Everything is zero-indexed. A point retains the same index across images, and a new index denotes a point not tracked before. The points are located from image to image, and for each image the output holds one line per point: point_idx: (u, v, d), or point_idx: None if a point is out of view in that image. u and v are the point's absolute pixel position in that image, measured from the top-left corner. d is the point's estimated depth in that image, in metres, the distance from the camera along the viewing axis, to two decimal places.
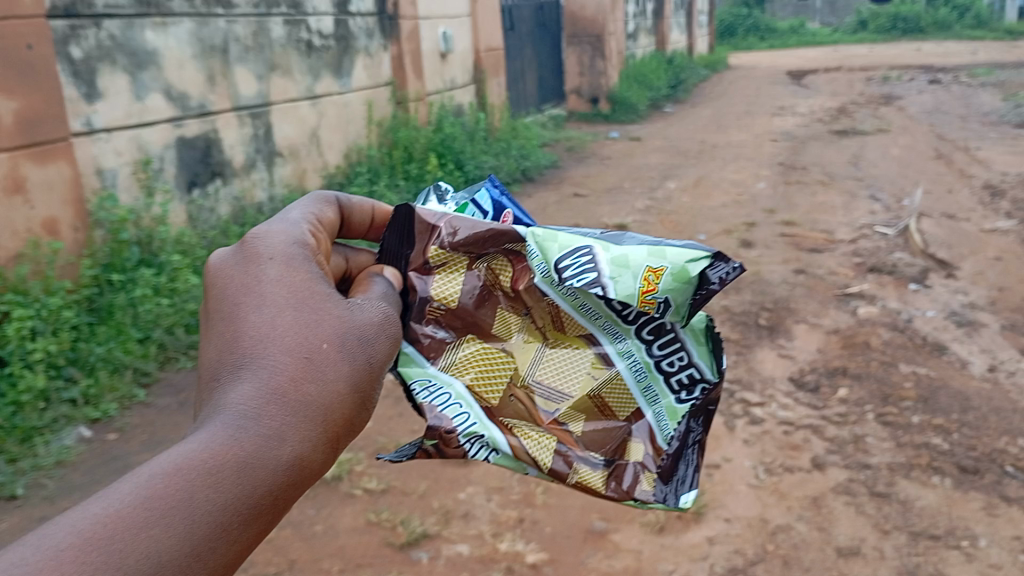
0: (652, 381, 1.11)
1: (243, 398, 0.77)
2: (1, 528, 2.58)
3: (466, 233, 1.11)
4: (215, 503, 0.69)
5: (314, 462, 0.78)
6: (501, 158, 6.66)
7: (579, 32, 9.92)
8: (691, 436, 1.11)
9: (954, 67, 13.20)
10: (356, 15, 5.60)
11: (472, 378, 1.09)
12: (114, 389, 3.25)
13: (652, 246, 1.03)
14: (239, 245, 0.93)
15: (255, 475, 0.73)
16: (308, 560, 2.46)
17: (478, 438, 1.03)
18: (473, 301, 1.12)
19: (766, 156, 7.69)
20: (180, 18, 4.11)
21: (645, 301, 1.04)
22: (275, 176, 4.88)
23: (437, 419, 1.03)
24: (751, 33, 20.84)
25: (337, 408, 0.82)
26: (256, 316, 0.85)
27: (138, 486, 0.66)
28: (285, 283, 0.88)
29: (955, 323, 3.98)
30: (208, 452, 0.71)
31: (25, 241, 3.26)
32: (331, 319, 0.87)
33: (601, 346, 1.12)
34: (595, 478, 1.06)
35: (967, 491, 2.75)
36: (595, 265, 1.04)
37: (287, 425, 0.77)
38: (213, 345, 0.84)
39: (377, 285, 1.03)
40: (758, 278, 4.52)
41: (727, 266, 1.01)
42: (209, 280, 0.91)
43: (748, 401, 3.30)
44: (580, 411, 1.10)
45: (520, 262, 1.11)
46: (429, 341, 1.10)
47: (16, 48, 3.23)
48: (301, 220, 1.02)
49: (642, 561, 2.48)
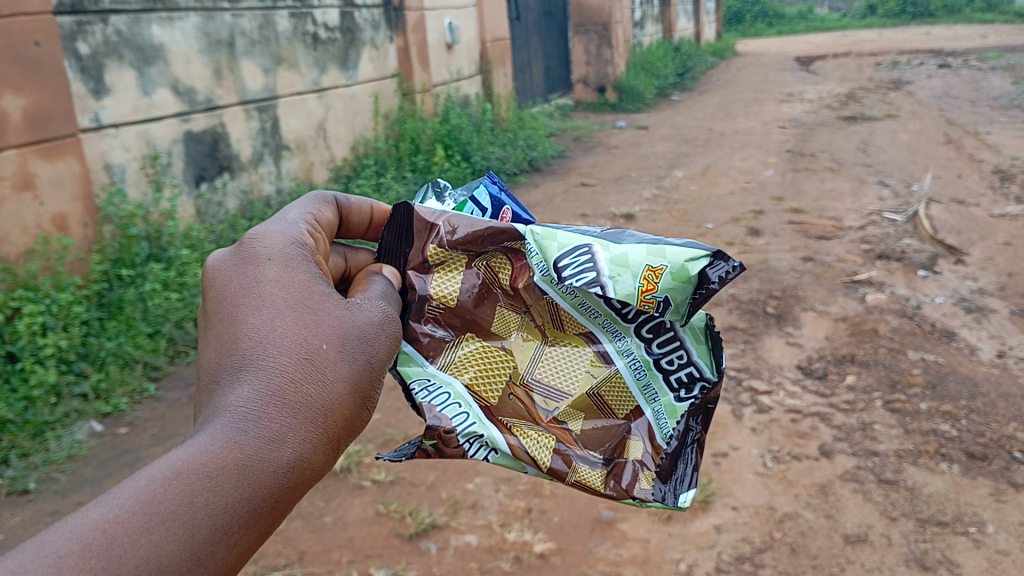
0: (652, 379, 1.11)
1: (242, 401, 0.78)
2: (14, 523, 2.61)
3: (464, 231, 1.11)
4: (215, 506, 0.70)
5: (314, 463, 0.79)
6: (508, 149, 6.64)
7: (585, 21, 9.89)
8: (691, 434, 1.09)
9: (964, 52, 13.08)
10: (362, 6, 5.59)
11: (471, 377, 1.08)
12: (124, 384, 3.27)
13: (652, 244, 1.03)
14: (237, 246, 0.93)
15: (255, 477, 0.73)
16: (317, 551, 2.47)
17: (477, 438, 1.00)
18: (472, 299, 1.13)
19: (774, 143, 7.65)
20: (186, 13, 4.11)
21: (645, 300, 1.04)
22: (283, 169, 4.88)
23: (436, 420, 1.01)
24: (759, 20, 20.68)
25: (338, 409, 0.82)
26: (255, 317, 0.85)
27: (138, 491, 0.67)
28: (284, 284, 0.89)
29: (964, 308, 3.96)
30: (207, 456, 0.72)
31: (35, 237, 3.29)
32: (331, 319, 0.87)
33: (601, 344, 1.12)
34: (594, 477, 1.04)
35: (975, 477, 2.74)
36: (595, 264, 1.04)
37: (287, 426, 0.78)
38: (213, 346, 0.84)
39: (377, 284, 1.04)
40: (766, 267, 4.50)
41: (726, 265, 1.01)
42: (208, 281, 0.92)
43: (756, 389, 3.29)
44: (580, 410, 1.10)
45: (519, 260, 1.12)
46: (428, 340, 1.10)
47: (24, 45, 3.25)
48: (299, 220, 1.02)
49: (649, 549, 2.49)
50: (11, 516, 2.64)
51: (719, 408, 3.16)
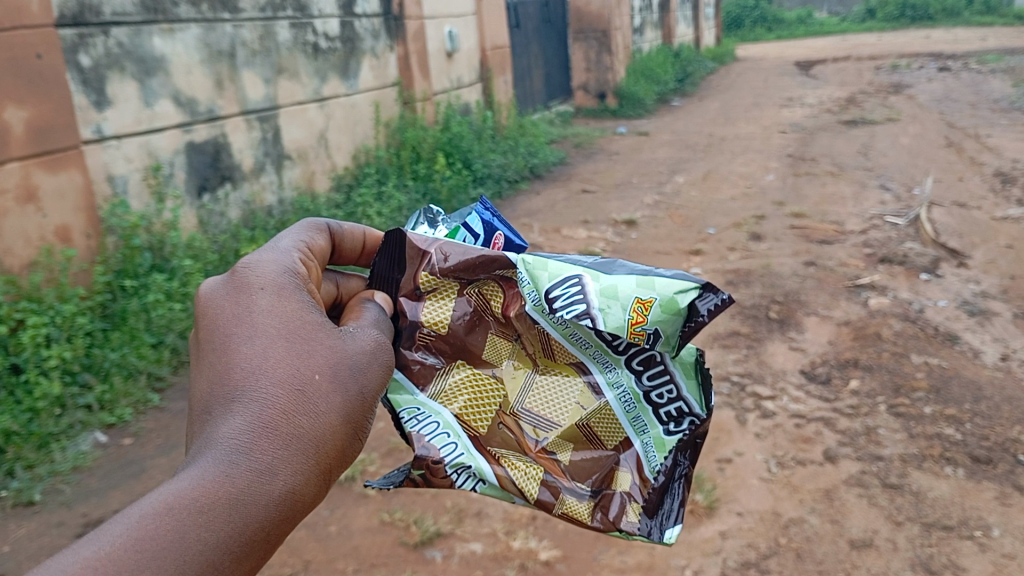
0: (641, 412, 1.11)
1: (233, 433, 0.78)
2: (18, 534, 2.61)
3: (457, 258, 1.10)
4: (207, 542, 0.70)
5: (305, 495, 0.79)
6: (509, 156, 6.67)
7: (585, 27, 9.94)
8: (678, 469, 1.08)
9: (964, 55, 13.10)
10: (362, 16, 5.62)
11: (461, 407, 1.09)
12: (128, 395, 3.26)
13: (642, 276, 1.02)
14: (229, 274, 0.94)
15: (246, 511, 0.74)
16: (323, 560, 2.47)
17: (465, 469, 1.03)
18: (463, 326, 1.13)
19: (775, 148, 7.67)
20: (187, 24, 4.13)
21: (635, 332, 1.02)
22: (284, 178, 4.89)
23: (425, 450, 1.03)
24: (758, 25, 20.73)
25: (330, 440, 0.83)
26: (248, 346, 0.85)
27: (129, 528, 0.67)
28: (276, 313, 0.89)
29: (967, 312, 3.96)
30: (198, 490, 0.72)
31: (38, 249, 3.31)
32: (324, 349, 0.88)
33: (591, 375, 1.12)
34: (581, 509, 1.05)
35: (981, 481, 2.74)
36: (585, 295, 1.03)
37: (279, 458, 0.78)
38: (204, 376, 0.85)
39: (369, 311, 1.05)
40: (768, 271, 4.51)
41: (716, 297, 0.99)
42: (199, 310, 0.92)
43: (759, 394, 3.29)
44: (569, 440, 1.10)
45: (511, 288, 1.11)
46: (419, 367, 1.11)
47: (26, 58, 3.27)
48: (291, 248, 1.02)
49: (655, 556, 2.48)
50: (16, 528, 2.64)
51: (723, 414, 3.16)
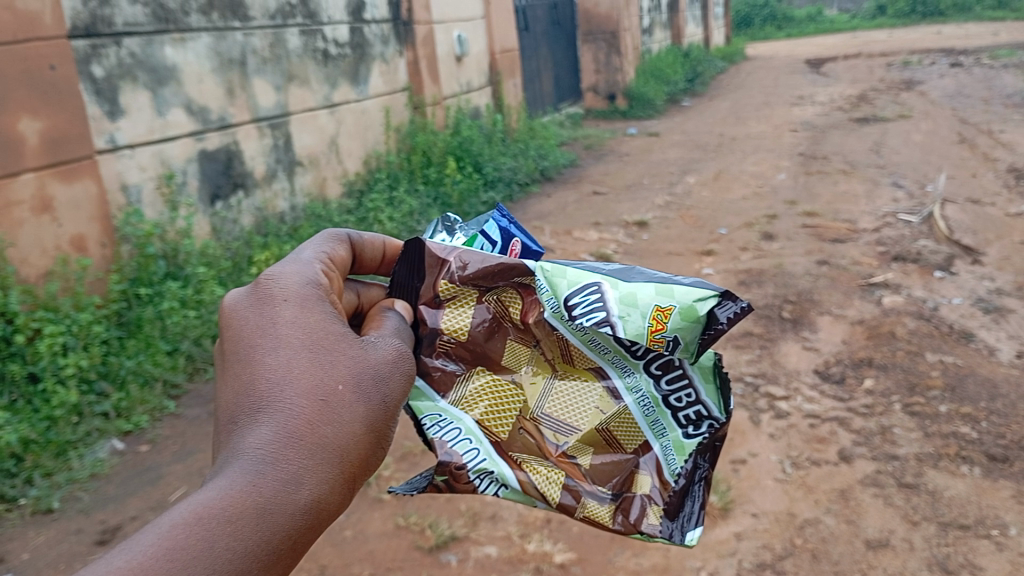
0: (659, 415, 1.11)
1: (259, 443, 0.79)
2: (38, 542, 2.64)
3: (476, 266, 1.11)
4: (235, 550, 0.71)
5: (331, 503, 0.80)
6: (519, 159, 6.68)
7: (594, 29, 9.94)
8: (698, 472, 1.10)
9: (976, 50, 12.99)
10: (371, 22, 5.64)
11: (482, 412, 1.10)
12: (144, 402, 3.29)
13: (660, 284, 1.02)
14: (253, 286, 0.95)
15: (273, 520, 0.75)
16: (339, 565, 2.48)
17: (487, 474, 1.05)
18: (483, 333, 1.14)
19: (786, 147, 7.63)
20: (198, 33, 4.17)
21: (655, 339, 1.02)
22: (297, 184, 4.92)
23: (447, 455, 1.05)
24: (767, 24, 20.66)
25: (354, 448, 0.84)
26: (273, 357, 0.87)
27: (160, 537, 0.68)
28: (300, 324, 0.90)
29: (982, 309, 3.92)
30: (227, 500, 0.73)
31: (54, 258, 3.35)
32: (347, 359, 0.88)
33: (610, 380, 1.12)
34: (602, 513, 1.07)
35: (997, 479, 2.72)
36: (605, 304, 1.03)
37: (305, 467, 0.79)
38: (230, 386, 0.86)
39: (389, 319, 1.05)
40: (780, 271, 4.50)
41: (734, 305, 1.00)
42: (224, 322, 0.93)
43: (773, 394, 3.28)
44: (589, 444, 1.10)
45: (530, 295, 1.12)
46: (440, 374, 1.11)
47: (39, 70, 3.30)
48: (313, 259, 1.03)
49: (670, 558, 2.48)
50: (36, 535, 2.66)
51: (737, 415, 3.15)
